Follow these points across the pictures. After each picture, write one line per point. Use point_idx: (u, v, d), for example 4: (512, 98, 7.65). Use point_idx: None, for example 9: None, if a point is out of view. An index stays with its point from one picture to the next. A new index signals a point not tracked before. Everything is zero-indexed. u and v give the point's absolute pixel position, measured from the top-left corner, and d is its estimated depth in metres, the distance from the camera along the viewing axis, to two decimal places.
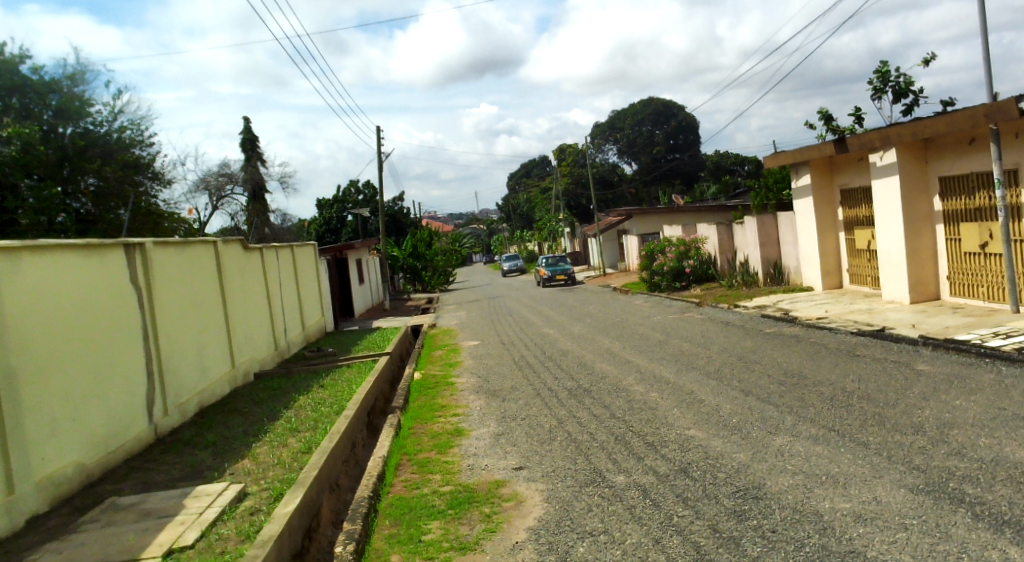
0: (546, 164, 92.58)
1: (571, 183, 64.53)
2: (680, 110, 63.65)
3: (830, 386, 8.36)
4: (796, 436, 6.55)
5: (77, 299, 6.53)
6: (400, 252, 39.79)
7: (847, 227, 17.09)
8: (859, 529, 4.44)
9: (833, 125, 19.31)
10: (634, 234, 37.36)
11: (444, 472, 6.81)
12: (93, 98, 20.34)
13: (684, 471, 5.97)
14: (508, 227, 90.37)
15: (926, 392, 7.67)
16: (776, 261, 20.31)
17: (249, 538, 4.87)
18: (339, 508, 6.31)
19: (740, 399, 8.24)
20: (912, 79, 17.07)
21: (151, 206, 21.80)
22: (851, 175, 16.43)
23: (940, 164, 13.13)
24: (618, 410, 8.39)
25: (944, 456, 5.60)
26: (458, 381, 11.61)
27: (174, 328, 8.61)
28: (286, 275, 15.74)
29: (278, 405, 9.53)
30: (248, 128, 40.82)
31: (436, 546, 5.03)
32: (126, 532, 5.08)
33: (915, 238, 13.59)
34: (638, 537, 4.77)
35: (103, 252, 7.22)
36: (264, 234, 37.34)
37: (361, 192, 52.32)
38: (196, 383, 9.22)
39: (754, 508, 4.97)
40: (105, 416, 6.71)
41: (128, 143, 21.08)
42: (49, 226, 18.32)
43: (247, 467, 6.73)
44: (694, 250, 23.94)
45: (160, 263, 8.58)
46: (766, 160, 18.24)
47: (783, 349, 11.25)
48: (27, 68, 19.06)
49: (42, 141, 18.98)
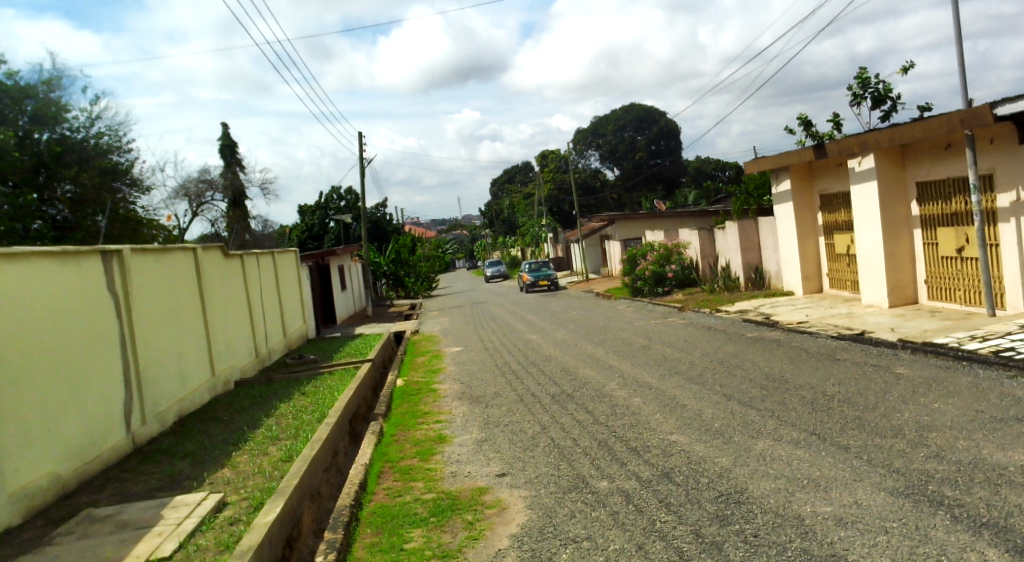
0: (529, 170, 92.68)
1: (553, 189, 64.82)
2: (661, 116, 64.03)
3: (811, 390, 8.43)
4: (778, 439, 6.59)
5: (51, 309, 6.41)
6: (383, 259, 39.49)
7: (826, 232, 17.24)
8: (840, 532, 4.46)
9: (813, 131, 19.54)
10: (616, 239, 37.58)
11: (427, 478, 6.78)
12: (70, 104, 20.07)
13: (667, 476, 5.98)
14: (490, 233, 90.40)
15: (905, 395, 7.74)
16: (757, 266, 20.47)
17: (228, 549, 4.81)
18: (320, 517, 6.25)
19: (721, 403, 8.28)
20: (891, 85, 17.34)
21: (129, 213, 21.58)
22: (830, 180, 16.58)
23: (918, 169, 13.27)
24: (602, 415, 8.40)
25: (923, 458, 5.65)
26: (441, 387, 11.55)
27: (152, 337, 8.50)
28: (267, 283, 15.61)
29: (258, 413, 9.43)
30: (227, 135, 40.52)
31: (419, 554, 4.98)
32: (103, 544, 5.00)
33: (893, 242, 13.73)
34: (621, 543, 4.76)
35: (80, 260, 7.12)
36: (245, 241, 37.13)
37: (344, 198, 52.15)
38: (175, 393, 9.11)
39: (736, 513, 4.98)
40: (81, 426, 6.59)
41: (106, 149, 20.83)
42: (25, 233, 18.08)
43: (227, 476, 6.66)
44: (676, 255, 24.07)
45: (139, 271, 8.48)
46: (747, 165, 18.37)
47: (765, 353, 11.35)
48: (2, 73, 18.78)
49: (18, 148, 18.75)
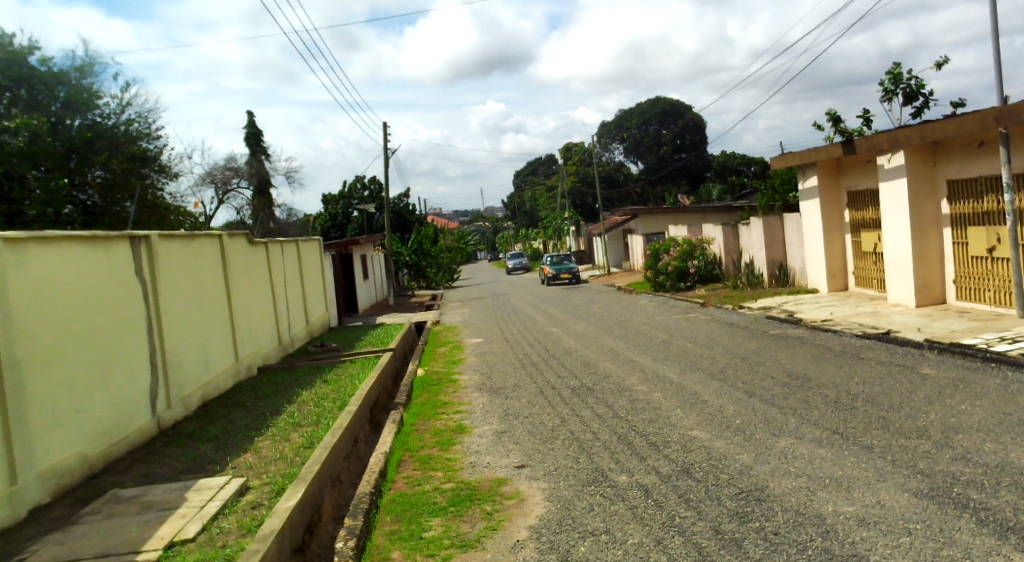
0: (553, 162, 92.46)
1: (577, 182, 64.59)
2: (687, 110, 63.32)
3: (834, 389, 8.35)
4: (800, 438, 6.54)
5: (82, 293, 6.53)
6: (406, 249, 39.66)
7: (853, 230, 17.03)
8: (862, 533, 4.41)
9: (841, 127, 19.25)
10: (639, 234, 37.31)
11: (447, 468, 6.81)
12: (102, 90, 20.33)
13: (687, 472, 5.95)
14: (513, 225, 90.40)
15: (932, 396, 7.63)
16: (781, 263, 20.27)
17: (251, 532, 4.87)
18: (341, 503, 6.32)
19: (744, 400, 8.22)
20: (924, 81, 17.02)
21: (157, 199, 21.85)
22: (858, 177, 16.37)
23: (949, 167, 13.06)
24: (621, 410, 8.37)
25: (949, 460, 5.57)
26: (462, 378, 11.59)
27: (178, 322, 8.61)
28: (291, 271, 15.75)
29: (280, 399, 9.53)
30: (253, 123, 40.86)
31: (437, 543, 5.01)
32: (128, 524, 5.08)
33: (922, 241, 13.53)
34: (640, 537, 4.75)
35: (110, 244, 7.22)
36: (270, 229, 37.40)
37: (368, 187, 52.39)
38: (200, 377, 9.23)
39: (756, 511, 4.95)
40: (109, 407, 6.71)
41: (135, 136, 21.11)
42: (56, 218, 18.38)
43: (250, 461, 6.74)
44: (699, 250, 23.94)
45: (165, 256, 8.56)
46: (773, 160, 18.19)
47: (788, 350, 11.26)
48: (36, 59, 19.07)
49: (51, 133, 19.06)
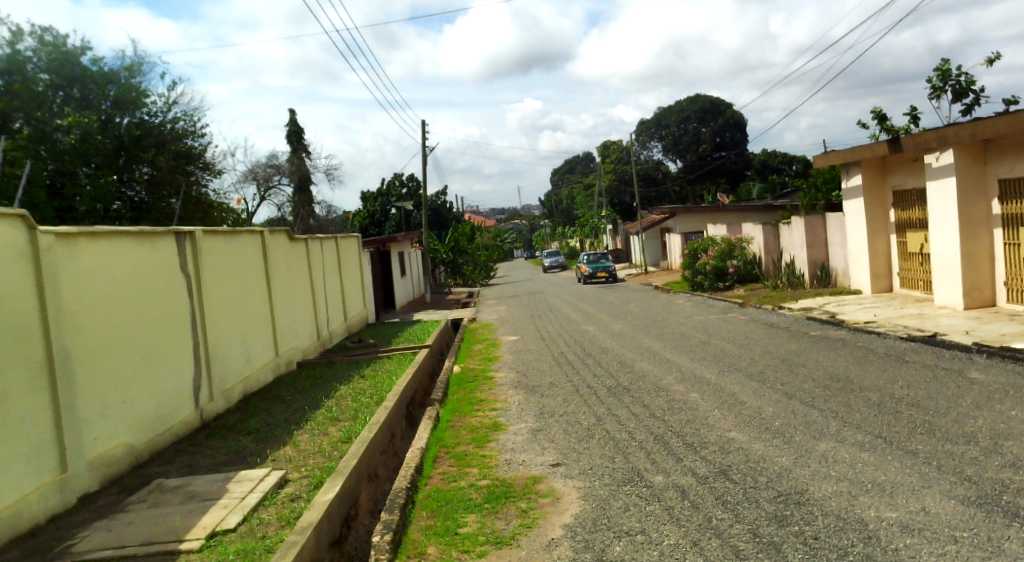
0: (590, 159, 92.07)
1: (615, 180, 64.22)
2: (727, 108, 62.49)
3: (877, 392, 8.18)
4: (841, 441, 6.42)
5: (129, 286, 6.70)
6: (443, 246, 39.80)
7: (899, 230, 16.65)
8: (906, 540, 4.31)
9: (886, 125, 18.83)
10: (677, 232, 36.94)
11: (482, 465, 6.83)
12: (150, 89, 20.78)
13: (724, 474, 5.88)
14: (550, 223, 90.26)
15: (980, 401, 7.42)
16: (823, 263, 19.91)
17: (289, 524, 4.94)
18: (377, 498, 6.38)
19: (783, 402, 8.09)
20: (974, 77, 16.57)
21: (202, 196, 22.30)
22: (904, 176, 15.99)
23: (1000, 166, 12.69)
24: (658, 410, 8.31)
25: (998, 467, 5.42)
26: (497, 376, 11.60)
27: (221, 316, 8.78)
28: (330, 267, 15.94)
29: (319, 394, 9.66)
30: (295, 120, 41.45)
31: (472, 539, 5.03)
32: (172, 513, 5.20)
33: (971, 241, 13.17)
34: (676, 538, 4.71)
35: (156, 239, 7.39)
36: (309, 226, 37.88)
37: (406, 185, 52.75)
38: (241, 371, 9.39)
39: (796, 514, 4.87)
40: (154, 398, 6.86)
41: (181, 134, 21.57)
42: (106, 213, 18.85)
43: (289, 454, 6.83)
44: (738, 250, 23.64)
45: (209, 251, 8.74)
46: (816, 159, 17.87)
47: (830, 351, 11.06)
48: (88, 59, 19.58)
49: (101, 131, 19.56)
